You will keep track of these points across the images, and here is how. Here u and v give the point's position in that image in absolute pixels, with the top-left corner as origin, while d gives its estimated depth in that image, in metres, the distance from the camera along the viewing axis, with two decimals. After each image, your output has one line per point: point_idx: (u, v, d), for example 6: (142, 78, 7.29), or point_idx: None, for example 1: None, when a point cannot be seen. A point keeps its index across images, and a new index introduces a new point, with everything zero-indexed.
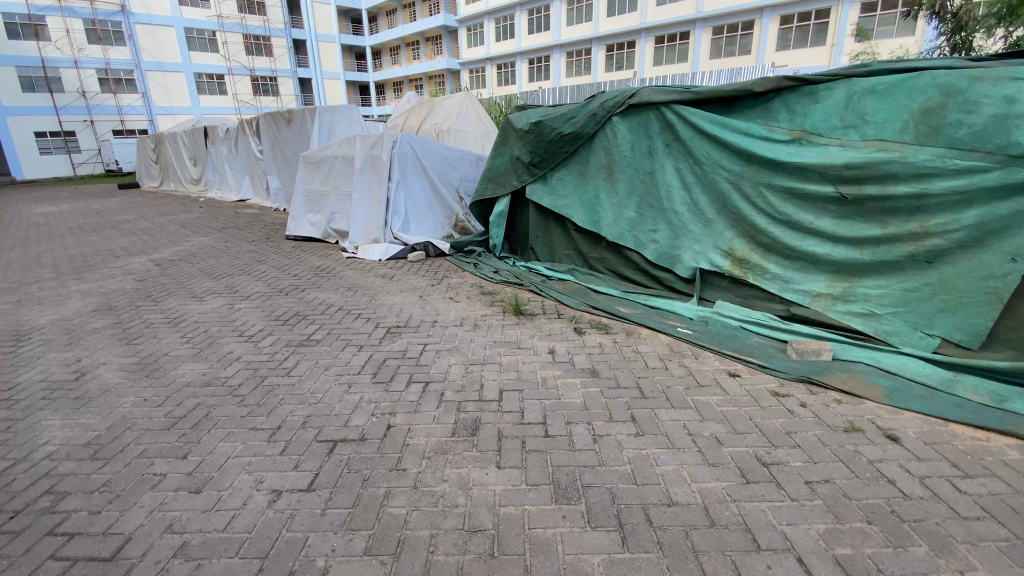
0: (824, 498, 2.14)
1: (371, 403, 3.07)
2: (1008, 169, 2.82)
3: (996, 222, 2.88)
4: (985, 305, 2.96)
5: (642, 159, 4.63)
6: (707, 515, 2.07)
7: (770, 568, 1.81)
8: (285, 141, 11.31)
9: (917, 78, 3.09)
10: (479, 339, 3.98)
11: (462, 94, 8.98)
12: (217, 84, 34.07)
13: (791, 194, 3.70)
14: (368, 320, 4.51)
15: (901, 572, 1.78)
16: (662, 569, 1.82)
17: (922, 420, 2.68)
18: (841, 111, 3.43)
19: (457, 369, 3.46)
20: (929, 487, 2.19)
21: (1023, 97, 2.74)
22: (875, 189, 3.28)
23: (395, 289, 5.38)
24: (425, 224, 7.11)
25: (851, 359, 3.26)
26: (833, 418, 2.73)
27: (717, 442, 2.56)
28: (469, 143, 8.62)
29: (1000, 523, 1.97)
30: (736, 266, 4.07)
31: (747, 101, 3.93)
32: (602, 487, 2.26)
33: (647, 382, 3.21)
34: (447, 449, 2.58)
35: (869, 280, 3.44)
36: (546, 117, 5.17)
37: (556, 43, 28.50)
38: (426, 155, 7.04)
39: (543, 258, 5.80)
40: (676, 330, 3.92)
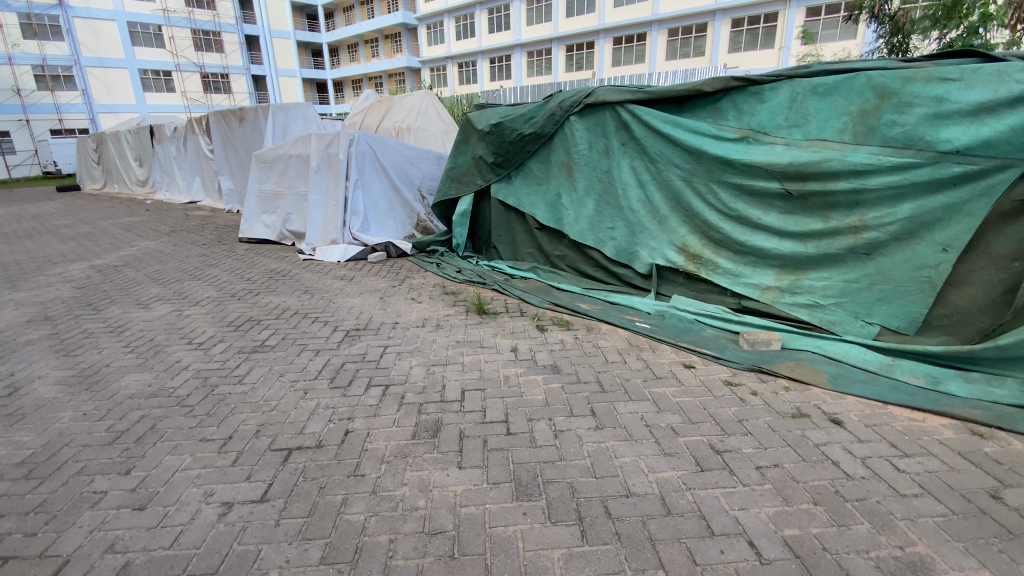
0: (773, 482, 2.23)
1: (329, 408, 2.99)
2: (937, 165, 2.99)
3: (928, 215, 3.06)
4: (920, 293, 3.15)
5: (599, 158, 4.69)
6: (664, 504, 2.11)
7: (724, 552, 1.86)
8: (237, 140, 10.90)
9: (855, 79, 3.23)
10: (441, 339, 3.94)
11: (421, 93, 8.87)
12: (164, 81, 32.50)
13: (740, 191, 3.82)
14: (325, 324, 4.39)
15: (844, 550, 1.86)
16: (622, 560, 1.84)
17: (863, 403, 2.82)
18: (785, 110, 3.56)
19: (418, 371, 3.41)
20: (870, 467, 2.30)
21: (951, 98, 2.92)
22: (818, 185, 3.42)
23: (355, 291, 5.26)
24: (385, 224, 6.99)
25: (798, 347, 3.40)
26: (781, 405, 2.84)
27: (673, 432, 2.62)
28: (429, 142, 8.52)
29: (936, 500, 2.09)
30: (690, 261, 4.18)
31: (697, 100, 4.03)
32: (563, 481, 2.27)
33: (607, 376, 3.26)
34: (407, 452, 2.53)
35: (813, 273, 3.60)
36: (506, 119, 5.18)
37: (517, 43, 28.57)
38: (386, 155, 6.93)
39: (506, 257, 5.80)
40: (634, 325, 3.99)
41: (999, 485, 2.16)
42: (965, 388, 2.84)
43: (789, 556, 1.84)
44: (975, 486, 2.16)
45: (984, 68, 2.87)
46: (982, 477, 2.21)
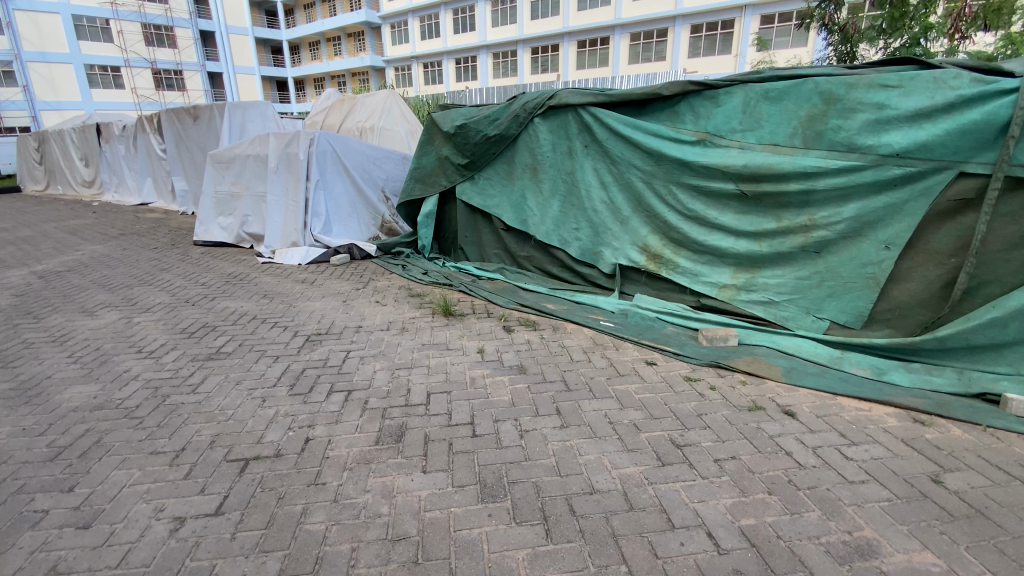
0: (730, 473, 2.29)
1: (289, 416, 2.90)
2: (879, 168, 3.15)
3: (871, 214, 3.22)
4: (865, 289, 3.32)
5: (563, 159, 4.73)
6: (627, 500, 2.14)
7: (683, 544, 1.91)
8: (191, 139, 10.47)
9: (804, 84, 3.37)
10: (407, 342, 3.88)
11: (385, 92, 8.72)
12: (112, 77, 30.98)
13: (698, 192, 3.93)
14: (285, 329, 4.26)
15: (796, 537, 1.93)
16: (585, 557, 1.85)
17: (814, 395, 2.95)
18: (740, 115, 3.68)
19: (382, 375, 3.34)
20: (821, 456, 2.40)
21: (890, 104, 3.08)
22: (770, 186, 3.55)
23: (317, 294, 5.13)
24: (348, 225, 6.84)
25: (754, 343, 3.52)
26: (738, 399, 2.94)
27: (636, 428, 2.66)
28: (394, 142, 8.39)
29: (882, 485, 2.20)
30: (651, 261, 4.27)
31: (656, 104, 4.12)
32: (528, 481, 2.28)
33: (572, 375, 3.29)
34: (370, 459, 2.48)
35: (767, 271, 3.73)
36: (470, 120, 5.16)
37: (482, 44, 28.54)
38: (348, 155, 6.79)
39: (473, 258, 5.78)
40: (598, 324, 4.05)
41: (938, 469, 2.29)
42: (907, 377, 3.00)
43: (745, 545, 1.89)
44: (917, 471, 2.28)
45: (922, 75, 3.03)
46: (923, 462, 2.34)
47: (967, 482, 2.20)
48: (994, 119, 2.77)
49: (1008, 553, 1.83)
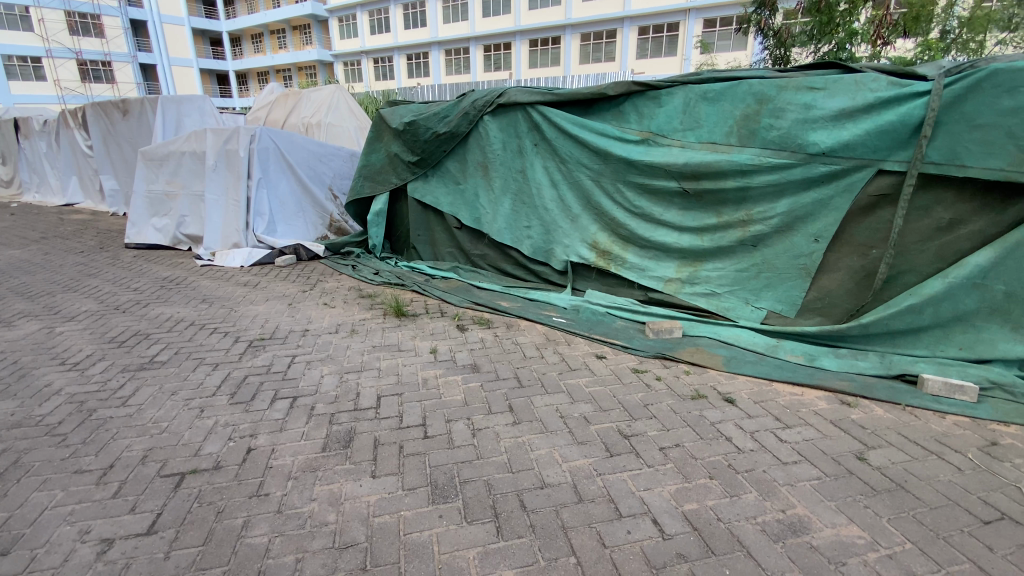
0: (675, 460, 2.37)
1: (229, 426, 2.76)
2: (808, 165, 3.33)
3: (802, 209, 3.41)
4: (798, 279, 3.51)
5: (513, 157, 4.74)
6: (576, 492, 2.17)
7: (630, 532, 1.95)
8: (120, 135, 9.80)
9: (738, 86, 3.52)
10: (356, 345, 3.78)
11: (331, 86, 8.41)
12: (31, 68, 28.57)
13: (643, 190, 4.04)
14: (226, 335, 4.05)
15: (735, 518, 2.02)
16: (536, 552, 1.87)
17: (752, 382, 3.10)
18: (680, 114, 3.80)
19: (330, 379, 3.24)
20: (758, 440, 2.52)
21: (817, 105, 3.26)
22: (710, 183, 3.69)
23: (260, 298, 4.92)
24: (294, 225, 6.60)
25: (697, 334, 3.66)
26: (682, 388, 3.04)
27: (586, 421, 2.71)
28: (342, 138, 8.13)
29: (813, 465, 2.33)
30: (601, 257, 4.35)
31: (602, 103, 4.19)
32: (479, 480, 2.27)
33: (525, 371, 3.30)
34: (317, 466, 2.40)
35: (709, 264, 3.88)
36: (419, 117, 5.07)
37: (433, 40, 28.17)
38: (293, 152, 6.55)
39: (426, 257, 5.71)
40: (551, 320, 4.09)
41: (863, 447, 2.46)
42: (836, 362, 3.20)
43: (688, 529, 1.96)
44: (844, 450, 2.43)
45: (844, 78, 3.22)
46: (849, 441, 2.50)
47: (889, 458, 2.37)
48: (908, 120, 2.97)
49: (924, 522, 1.99)
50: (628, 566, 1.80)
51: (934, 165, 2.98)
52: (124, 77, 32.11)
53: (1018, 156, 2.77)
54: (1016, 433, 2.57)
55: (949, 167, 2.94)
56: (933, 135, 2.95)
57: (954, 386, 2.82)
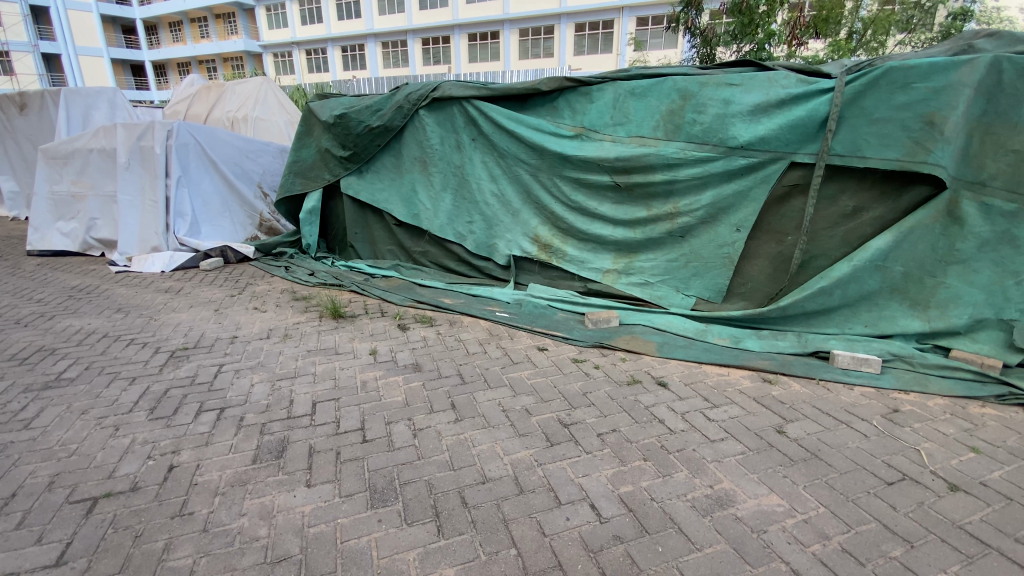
0: (611, 446, 2.45)
1: (148, 444, 2.57)
2: (729, 158, 3.50)
3: (725, 200, 3.58)
4: (722, 268, 3.70)
5: (450, 152, 4.68)
6: (517, 484, 2.20)
7: (569, 519, 2.00)
8: (16, 130, 8.84)
9: (663, 83, 3.65)
10: (290, 350, 3.62)
11: (259, 79, 7.99)
12: None
13: (578, 184, 4.11)
14: (145, 346, 3.76)
15: (668, 496, 2.11)
16: (476, 547, 1.87)
17: (684, 365, 3.25)
18: (611, 110, 3.89)
19: (261, 388, 3.08)
20: (688, 420, 2.65)
21: (735, 101, 3.43)
22: (640, 177, 3.81)
23: (184, 304, 4.61)
24: (220, 226, 6.22)
25: (634, 322, 3.78)
26: (619, 374, 3.15)
27: (527, 413, 2.74)
28: (271, 133, 7.74)
29: (738, 441, 2.47)
30: (542, 251, 4.39)
31: (537, 99, 4.22)
32: (420, 480, 2.23)
33: (468, 368, 3.28)
34: (246, 479, 2.28)
35: (643, 255, 4.00)
36: (350, 110, 4.89)
37: (369, 32, 27.30)
38: (216, 149, 6.18)
39: (364, 255, 5.55)
40: (494, 315, 4.10)
41: (782, 421, 2.63)
42: (758, 343, 3.42)
43: (624, 511, 2.03)
44: (766, 425, 2.60)
45: (758, 75, 3.40)
46: (771, 416, 2.67)
47: (805, 430, 2.55)
48: (815, 115, 3.19)
49: (835, 487, 2.15)
50: (567, 552, 1.84)
51: (839, 156, 3.22)
52: (22, 67, 29.03)
53: (910, 148, 3.03)
54: (914, 400, 2.84)
55: (852, 158, 3.19)
56: (838, 129, 3.18)
57: (861, 359, 3.08)
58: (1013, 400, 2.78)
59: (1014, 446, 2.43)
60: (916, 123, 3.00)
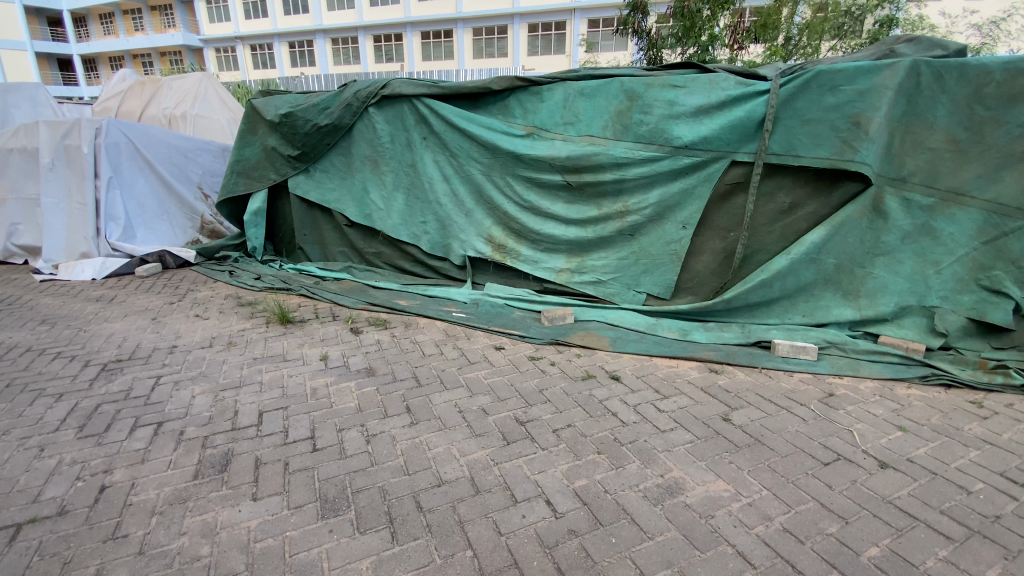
0: (566, 441, 2.48)
1: (77, 464, 2.39)
2: (674, 158, 3.61)
3: (671, 199, 3.69)
4: (670, 264, 3.81)
5: (401, 151, 4.60)
6: (472, 484, 2.19)
7: (525, 516, 2.01)
8: None
9: (611, 83, 3.72)
10: (234, 358, 3.46)
11: (198, 75, 7.61)
12: None
13: (531, 184, 4.14)
14: (73, 360, 3.50)
15: (621, 488, 2.16)
16: (431, 551, 1.85)
17: (636, 359, 3.34)
18: (561, 109, 3.94)
19: (203, 400, 2.93)
20: (640, 412, 2.71)
21: (679, 102, 3.54)
22: (590, 176, 3.88)
23: (117, 314, 4.32)
24: (157, 229, 5.87)
25: (588, 319, 3.85)
26: (574, 370, 3.20)
27: (484, 413, 2.73)
28: (213, 131, 7.38)
29: (687, 430, 2.55)
30: (496, 251, 4.38)
31: (488, 98, 4.21)
32: (373, 487, 2.19)
33: (423, 370, 3.24)
34: (186, 496, 2.16)
35: (595, 254, 4.07)
36: (296, 108, 4.73)
37: (317, 27, 26.48)
38: (151, 148, 5.84)
39: (314, 258, 5.38)
40: (450, 315, 4.07)
41: (728, 409, 2.74)
42: (705, 335, 3.55)
43: (579, 505, 2.06)
44: (712, 413, 2.69)
45: (700, 78, 3.51)
46: (717, 405, 2.77)
47: (749, 417, 2.67)
48: (752, 116, 3.33)
49: (777, 470, 2.26)
50: (523, 550, 1.85)
51: (775, 155, 3.38)
52: None
53: (839, 147, 3.21)
54: (847, 383, 3.02)
55: (787, 157, 3.36)
56: (774, 129, 3.34)
57: (799, 347, 3.25)
58: (935, 380, 3.01)
59: (935, 423, 2.63)
60: (844, 124, 3.17)
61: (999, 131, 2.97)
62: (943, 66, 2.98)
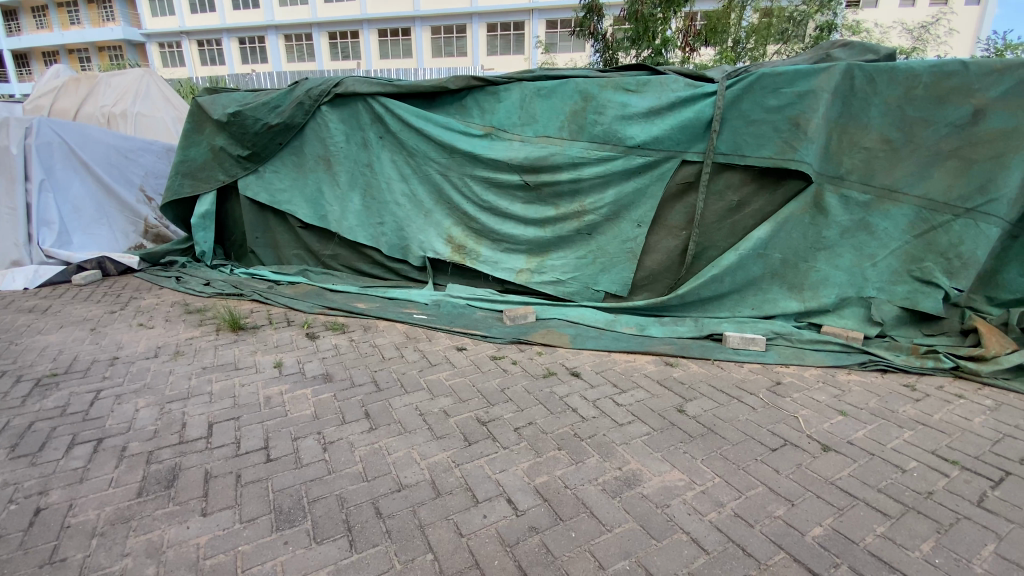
0: (527, 439, 2.50)
1: (8, 487, 2.23)
2: (628, 158, 3.68)
3: (626, 198, 3.77)
4: (626, 262, 3.89)
5: (357, 151, 4.51)
6: (433, 488, 2.18)
7: (486, 516, 2.01)
8: None
9: (566, 85, 3.77)
10: (182, 368, 3.31)
11: (140, 71, 7.25)
12: None
13: (489, 184, 4.14)
14: (2, 375, 3.26)
15: (581, 482, 2.20)
16: (391, 557, 1.83)
17: (595, 355, 3.40)
18: (518, 110, 3.96)
19: (147, 413, 2.79)
20: (599, 407, 2.77)
21: (632, 103, 3.62)
22: (548, 176, 3.91)
23: (52, 325, 4.05)
24: (96, 234, 5.55)
25: (549, 317, 3.89)
26: (535, 367, 3.23)
27: (445, 415, 2.72)
28: (156, 130, 7.03)
29: (644, 422, 2.62)
30: (456, 252, 4.36)
31: (445, 97, 4.19)
32: (331, 495, 2.14)
33: (383, 374, 3.20)
34: (130, 515, 2.05)
35: (554, 254, 4.10)
36: (245, 106, 4.56)
37: (269, 23, 25.60)
38: (87, 148, 5.52)
39: (268, 261, 5.22)
40: (410, 317, 4.03)
41: (683, 400, 2.83)
42: (661, 330, 3.66)
43: (539, 502, 2.08)
44: (668, 406, 2.77)
45: (652, 80, 3.59)
46: (673, 398, 2.86)
47: (703, 407, 2.76)
48: (701, 117, 3.44)
49: (728, 458, 2.35)
50: (484, 550, 1.85)
51: (723, 155, 3.51)
52: None
53: (781, 146, 3.36)
54: (793, 372, 3.18)
55: (734, 157, 3.49)
56: (721, 130, 3.46)
57: (748, 339, 3.39)
58: (872, 366, 3.20)
59: (873, 406, 2.79)
60: (785, 124, 3.31)
61: (927, 132, 3.18)
62: (875, 70, 3.16)
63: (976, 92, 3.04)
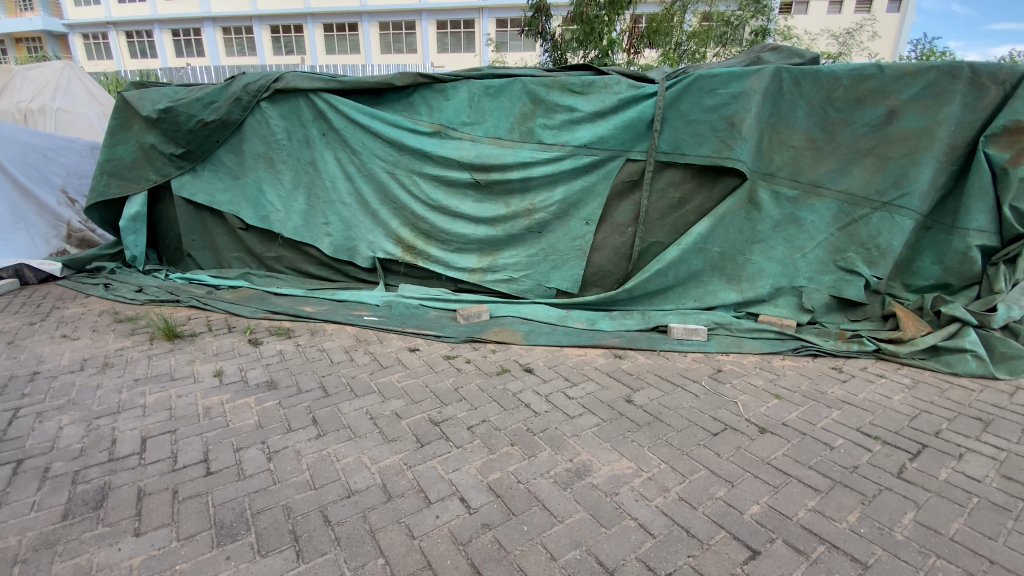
0: (480, 437, 2.51)
1: None
2: (575, 157, 3.75)
3: (574, 196, 3.84)
4: (576, 258, 3.97)
5: (301, 149, 4.37)
6: (384, 491, 2.15)
7: (439, 516, 2.01)
8: None
9: (513, 84, 3.79)
10: (112, 381, 3.11)
11: (60, 63, 6.73)
12: None
13: (439, 182, 4.10)
14: None
15: (532, 476, 2.23)
16: (340, 564, 1.79)
17: (547, 350, 3.45)
18: (467, 108, 3.94)
19: (72, 431, 2.60)
20: (551, 401, 2.82)
21: (578, 102, 3.69)
22: (498, 175, 3.92)
23: None
24: (11, 240, 5.11)
25: (502, 315, 3.92)
26: (489, 365, 3.24)
27: (396, 417, 2.69)
28: (79, 127, 6.54)
29: (594, 414, 2.69)
30: (406, 252, 4.32)
31: (391, 94, 4.11)
32: (276, 506, 2.08)
33: (331, 378, 3.12)
34: (54, 540, 1.91)
35: (505, 252, 4.12)
36: (177, 103, 4.32)
37: (205, 15, 24.28)
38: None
39: (206, 265, 4.97)
40: (361, 319, 3.95)
41: (631, 391, 2.92)
42: (610, 324, 3.76)
43: (492, 498, 2.10)
44: (617, 397, 2.86)
45: (597, 80, 3.66)
46: (622, 389, 2.94)
47: (650, 397, 2.86)
48: (642, 117, 3.55)
49: (673, 444, 2.45)
50: (436, 550, 1.85)
51: (664, 154, 3.64)
52: None
53: (718, 145, 3.50)
54: (733, 359, 3.34)
55: (675, 155, 3.62)
56: (662, 129, 3.58)
57: (691, 330, 3.54)
58: (804, 351, 3.41)
59: (805, 389, 2.98)
60: (721, 124, 3.45)
61: (848, 131, 3.41)
62: (801, 73, 3.36)
63: (890, 94, 3.29)
